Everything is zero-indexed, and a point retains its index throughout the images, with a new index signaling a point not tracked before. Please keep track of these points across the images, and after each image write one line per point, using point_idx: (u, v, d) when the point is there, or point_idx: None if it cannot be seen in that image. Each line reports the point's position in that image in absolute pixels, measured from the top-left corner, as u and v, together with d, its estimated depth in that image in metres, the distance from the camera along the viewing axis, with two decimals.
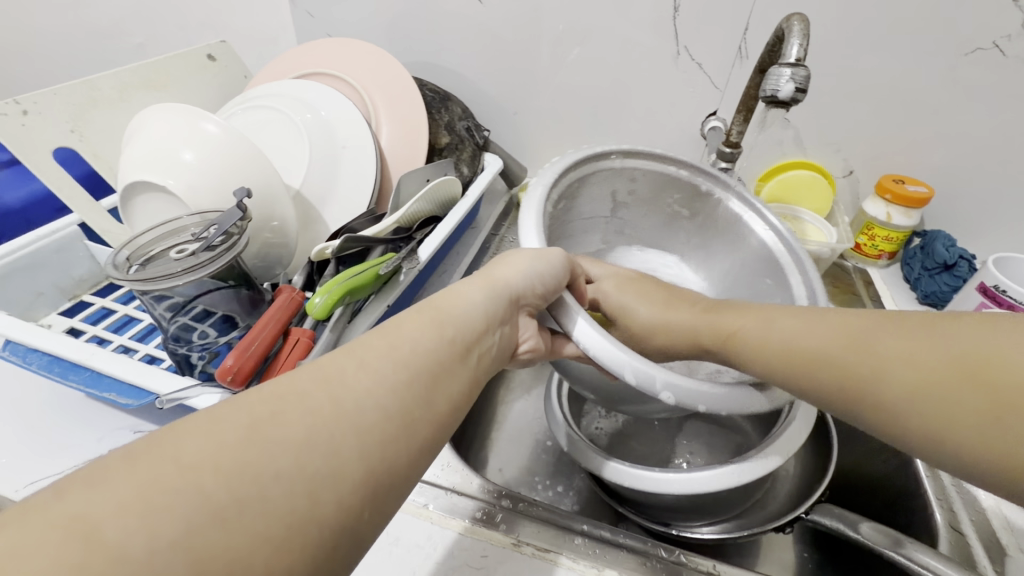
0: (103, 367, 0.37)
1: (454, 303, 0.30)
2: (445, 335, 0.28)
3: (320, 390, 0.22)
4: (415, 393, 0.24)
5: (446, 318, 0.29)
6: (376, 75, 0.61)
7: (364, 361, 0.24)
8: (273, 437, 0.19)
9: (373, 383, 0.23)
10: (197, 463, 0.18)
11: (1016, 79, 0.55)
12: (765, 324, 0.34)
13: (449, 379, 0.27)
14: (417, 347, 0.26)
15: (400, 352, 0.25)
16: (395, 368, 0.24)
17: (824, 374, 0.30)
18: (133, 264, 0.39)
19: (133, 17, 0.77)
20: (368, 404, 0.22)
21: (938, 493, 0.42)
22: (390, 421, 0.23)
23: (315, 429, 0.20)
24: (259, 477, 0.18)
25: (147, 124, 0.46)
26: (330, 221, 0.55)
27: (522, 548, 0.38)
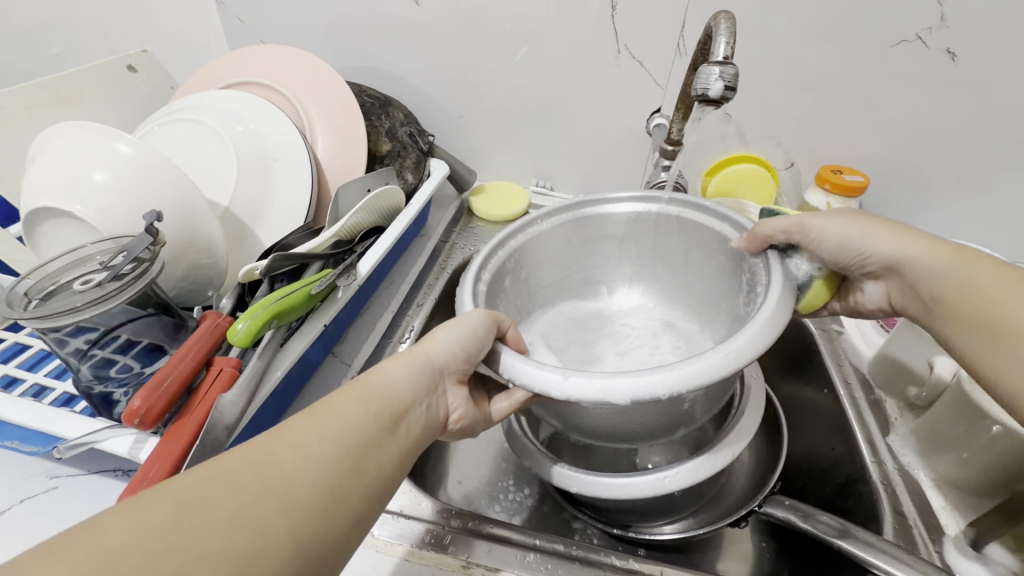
0: (4, 414, 0.35)
1: (377, 379, 0.31)
2: (370, 408, 0.29)
3: (250, 468, 0.23)
4: (345, 469, 0.25)
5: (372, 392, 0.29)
6: (309, 83, 0.58)
7: (288, 441, 0.25)
8: (202, 517, 0.20)
9: (301, 465, 0.24)
10: (130, 547, 0.19)
11: (938, 71, 0.57)
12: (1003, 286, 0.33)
13: (382, 456, 0.28)
14: (346, 424, 0.27)
15: (331, 427, 0.26)
16: (323, 444, 0.25)
17: (972, 321, 0.34)
18: (32, 299, 0.36)
19: (45, 26, 0.72)
20: (300, 481, 0.23)
21: (883, 478, 0.44)
22: (316, 503, 0.23)
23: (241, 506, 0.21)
24: (191, 554, 0.19)
25: (49, 145, 0.42)
26: (263, 237, 0.52)
27: (471, 570, 0.37)
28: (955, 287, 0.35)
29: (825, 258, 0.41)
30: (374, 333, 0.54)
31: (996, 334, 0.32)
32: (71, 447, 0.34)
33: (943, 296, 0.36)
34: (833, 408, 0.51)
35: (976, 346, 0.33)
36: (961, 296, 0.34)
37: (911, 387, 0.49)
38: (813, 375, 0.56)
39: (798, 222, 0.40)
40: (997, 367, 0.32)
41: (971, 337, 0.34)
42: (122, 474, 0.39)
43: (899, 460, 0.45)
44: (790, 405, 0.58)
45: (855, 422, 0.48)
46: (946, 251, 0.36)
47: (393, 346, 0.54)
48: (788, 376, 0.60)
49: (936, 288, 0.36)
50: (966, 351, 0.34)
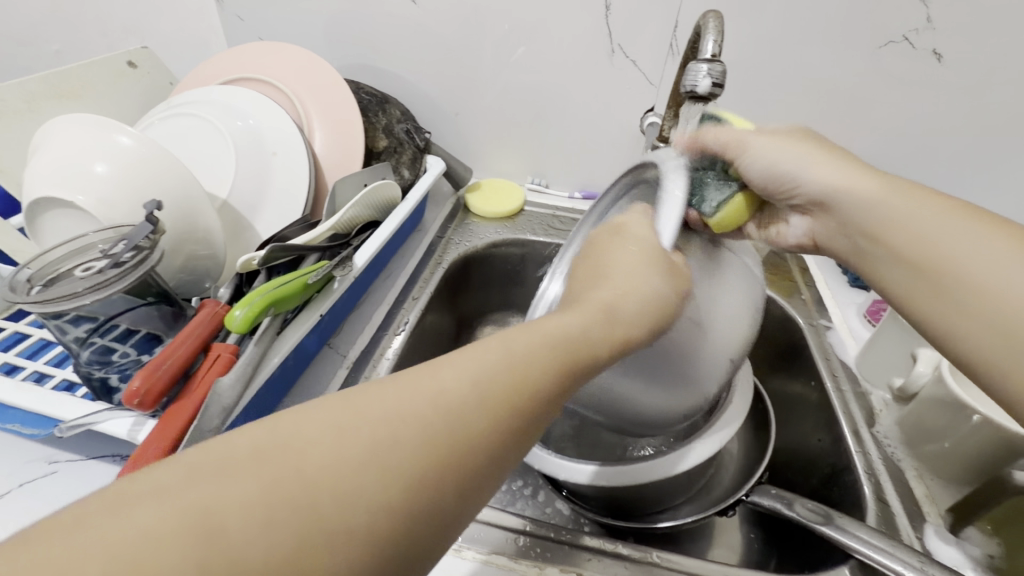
0: (5, 398, 0.37)
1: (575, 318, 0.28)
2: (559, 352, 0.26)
3: (371, 437, 0.21)
4: (469, 457, 0.22)
5: (527, 353, 0.25)
6: (308, 79, 0.59)
7: (414, 409, 0.22)
8: (369, 433, 0.21)
9: (423, 445, 0.21)
10: (303, 449, 0.20)
11: (925, 72, 0.58)
12: (940, 223, 0.33)
13: (508, 450, 0.24)
14: (480, 402, 0.23)
15: (507, 368, 0.25)
16: (448, 421, 0.22)
17: (920, 257, 0.33)
18: (36, 284, 0.37)
19: (47, 22, 0.73)
20: (419, 458, 0.21)
21: (867, 467, 0.44)
22: (434, 490, 0.21)
23: (357, 476, 0.20)
24: (348, 471, 0.20)
25: (51, 137, 0.43)
26: (261, 230, 0.53)
27: (463, 553, 0.37)
28: (902, 223, 0.34)
29: (753, 179, 0.40)
30: (370, 325, 0.55)
31: (939, 272, 0.32)
32: (69, 427, 0.35)
33: (889, 232, 0.35)
34: (821, 400, 0.52)
35: (913, 286, 0.34)
36: (913, 236, 0.34)
37: (897, 377, 0.50)
38: (802, 368, 0.57)
39: (731, 138, 0.40)
40: (937, 306, 0.32)
41: (913, 274, 0.34)
42: (119, 459, 0.40)
43: (884, 451, 0.46)
44: (779, 399, 0.59)
45: (842, 414, 0.49)
46: (873, 179, 0.36)
47: (389, 337, 0.54)
48: (777, 370, 0.61)
49: (863, 218, 0.36)
50: (905, 287, 0.34)
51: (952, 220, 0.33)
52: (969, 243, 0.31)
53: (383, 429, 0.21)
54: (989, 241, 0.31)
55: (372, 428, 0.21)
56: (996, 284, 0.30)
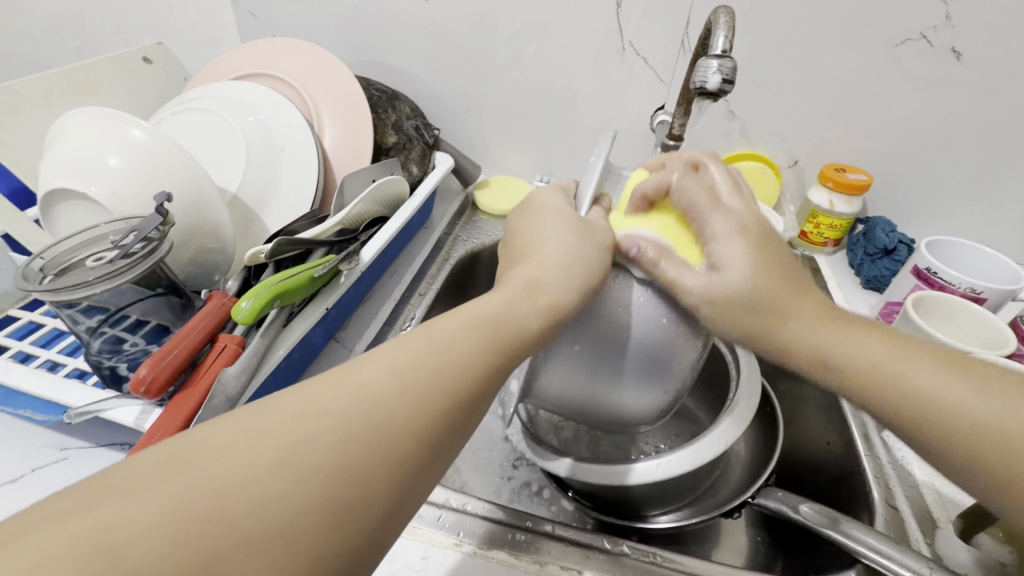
0: (17, 384, 0.37)
1: (494, 303, 0.30)
2: (478, 341, 0.28)
3: (290, 435, 0.21)
4: (395, 443, 0.23)
5: (448, 336, 0.27)
6: (318, 76, 0.60)
7: (332, 406, 0.23)
8: (283, 430, 0.21)
9: (343, 438, 0.22)
10: (220, 449, 0.20)
11: (942, 71, 0.57)
12: (909, 364, 0.31)
13: (440, 436, 0.24)
14: (401, 391, 0.24)
15: (428, 357, 0.26)
16: (369, 412, 0.23)
17: (911, 405, 0.30)
18: (48, 274, 0.38)
19: (65, 18, 0.74)
20: (337, 450, 0.22)
21: (876, 471, 0.44)
22: (359, 480, 0.22)
23: (274, 475, 0.20)
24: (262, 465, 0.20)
25: (66, 130, 0.44)
26: (270, 224, 0.53)
27: (463, 548, 0.37)
28: (876, 368, 0.31)
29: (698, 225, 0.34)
30: (377, 320, 0.55)
31: (938, 412, 0.29)
32: (78, 413, 0.35)
33: (860, 377, 0.31)
34: (830, 403, 0.52)
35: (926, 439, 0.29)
36: (890, 380, 0.31)
37: None
38: None
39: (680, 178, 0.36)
40: (952, 450, 0.28)
41: (907, 412, 0.30)
42: (128, 447, 0.41)
43: (894, 455, 0.45)
44: (789, 402, 0.58)
45: (852, 417, 0.48)
46: (800, 298, 0.33)
47: (395, 333, 0.54)
48: (787, 373, 0.60)
49: (833, 360, 0.32)
50: (909, 430, 0.30)
51: (912, 361, 0.31)
52: (939, 385, 0.30)
53: (303, 427, 0.22)
54: (961, 389, 0.29)
55: (293, 424, 0.22)
56: (982, 418, 0.28)
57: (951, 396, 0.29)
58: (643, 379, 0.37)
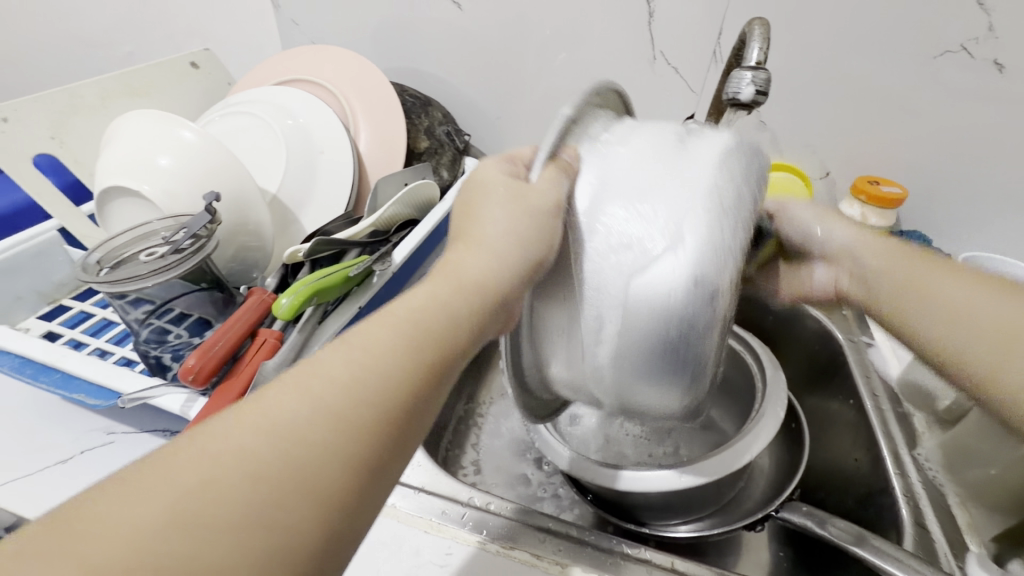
0: (74, 369, 0.40)
1: (419, 298, 0.27)
2: (407, 349, 0.24)
3: (190, 488, 0.19)
4: (313, 483, 0.20)
5: (374, 346, 0.24)
6: (355, 82, 0.62)
7: (234, 447, 0.20)
8: (177, 482, 0.19)
9: (249, 481, 0.19)
10: (96, 518, 0.18)
11: (985, 83, 0.55)
12: (953, 289, 0.34)
13: (371, 459, 0.22)
14: (314, 416, 0.21)
15: (354, 374, 0.23)
16: (284, 449, 0.20)
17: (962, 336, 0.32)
18: (104, 266, 0.40)
19: (122, 25, 0.78)
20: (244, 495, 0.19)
21: (906, 491, 0.43)
22: (274, 524, 0.19)
23: (161, 541, 0.18)
24: (150, 528, 0.18)
25: (122, 131, 0.46)
26: (306, 224, 0.55)
27: (486, 546, 0.38)
28: (922, 298, 0.34)
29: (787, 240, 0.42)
30: None
31: (972, 339, 0.31)
32: (131, 399, 0.37)
33: (905, 310, 0.35)
34: (859, 420, 0.51)
35: (956, 365, 0.32)
36: (934, 309, 0.33)
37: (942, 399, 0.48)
38: (841, 386, 0.55)
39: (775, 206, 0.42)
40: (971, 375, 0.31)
41: (936, 337, 0.33)
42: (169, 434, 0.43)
43: (925, 474, 0.44)
44: (815, 416, 0.57)
45: (881, 434, 0.47)
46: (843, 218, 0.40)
47: None
48: (813, 387, 0.59)
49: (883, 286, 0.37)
50: (938, 359, 0.33)
51: (956, 289, 0.33)
52: (979, 311, 0.32)
53: (204, 475, 0.19)
54: (977, 296, 0.32)
55: (192, 472, 0.19)
56: (1003, 341, 0.30)
57: (975, 308, 0.32)
58: (639, 374, 0.29)
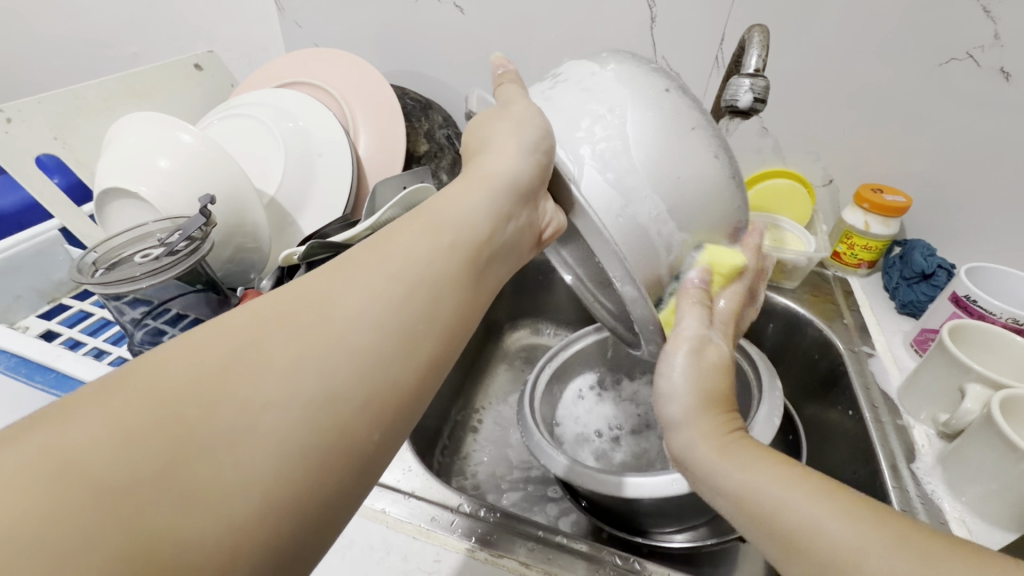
0: (68, 369, 0.40)
1: (444, 211, 0.30)
2: (441, 241, 0.28)
3: (240, 342, 0.22)
4: (380, 357, 0.24)
5: (407, 249, 0.27)
6: (355, 84, 0.62)
7: (303, 325, 0.23)
8: (258, 356, 0.22)
9: (327, 359, 0.22)
10: (184, 383, 0.20)
11: (992, 91, 0.54)
12: (843, 528, 0.25)
13: (422, 341, 0.26)
14: (369, 302, 0.25)
15: (401, 267, 0.26)
16: (350, 334, 0.23)
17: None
18: (99, 268, 0.41)
19: (128, 27, 0.79)
20: (323, 365, 0.22)
21: (903, 506, 0.42)
22: (314, 378, 0.22)
23: (254, 400, 0.21)
24: (241, 390, 0.21)
25: (123, 132, 0.47)
26: (305, 226, 0.56)
27: (474, 553, 0.38)
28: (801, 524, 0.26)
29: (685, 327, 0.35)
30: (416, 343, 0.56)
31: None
32: None
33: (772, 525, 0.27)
34: (857, 431, 0.50)
35: None
36: (814, 539, 0.25)
37: (942, 412, 0.47)
38: (839, 396, 0.55)
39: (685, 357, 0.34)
40: None
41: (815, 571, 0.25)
42: None
43: (922, 488, 0.44)
44: (814, 426, 0.57)
45: (879, 446, 0.47)
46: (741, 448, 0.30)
47: None
48: (812, 398, 0.59)
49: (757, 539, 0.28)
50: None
51: (843, 522, 0.25)
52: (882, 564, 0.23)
53: (260, 341, 0.22)
54: (870, 543, 0.24)
55: (241, 335, 0.22)
56: None
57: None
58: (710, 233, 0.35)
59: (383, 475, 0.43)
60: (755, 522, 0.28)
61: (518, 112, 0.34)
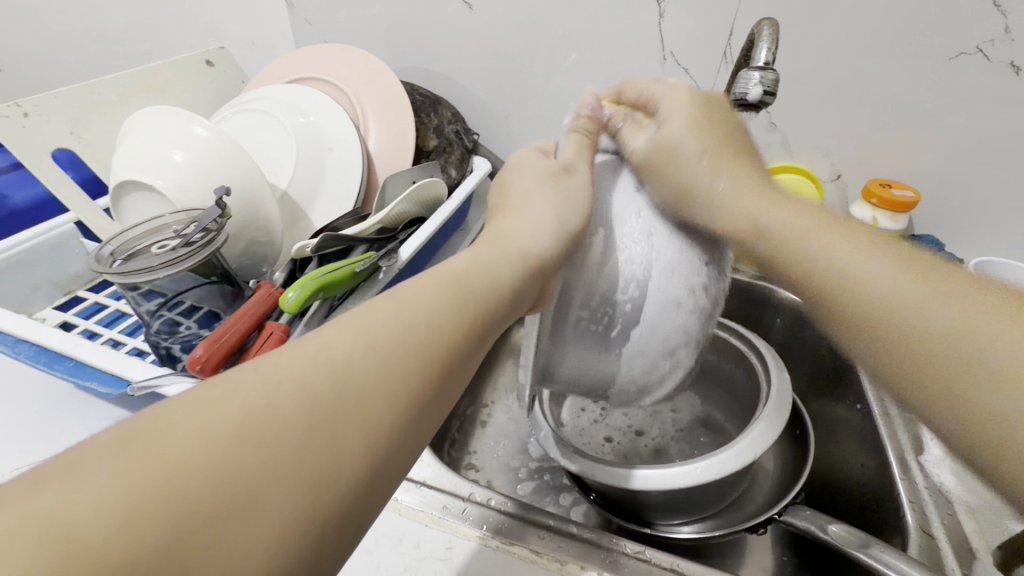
0: (86, 358, 0.41)
1: (473, 274, 0.29)
2: (463, 314, 0.27)
3: (253, 404, 0.20)
4: (390, 435, 0.22)
5: (430, 310, 0.26)
6: (365, 80, 0.62)
7: (319, 393, 0.21)
8: (270, 423, 0.20)
9: (341, 432, 0.21)
10: (191, 453, 0.18)
11: (1001, 84, 0.54)
12: (886, 268, 0.31)
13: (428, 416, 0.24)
14: (385, 371, 0.23)
15: (418, 334, 0.25)
16: (364, 407, 0.22)
17: (878, 315, 0.30)
18: (116, 258, 0.41)
19: (140, 25, 0.80)
20: (336, 440, 0.21)
21: (912, 496, 0.42)
22: (326, 453, 0.20)
23: (263, 475, 0.19)
24: (249, 465, 0.19)
25: (138, 126, 0.47)
26: (316, 220, 0.56)
27: (486, 541, 0.38)
28: (848, 279, 0.32)
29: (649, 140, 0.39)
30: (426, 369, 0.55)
31: (898, 316, 0.29)
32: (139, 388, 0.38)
33: (816, 269, 0.33)
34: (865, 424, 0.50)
35: (858, 328, 0.31)
36: (859, 281, 0.31)
37: None
38: (848, 390, 0.55)
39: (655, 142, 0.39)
40: (895, 340, 0.29)
41: (861, 312, 0.31)
42: None
43: (931, 480, 0.44)
44: (822, 420, 0.57)
45: (887, 438, 0.47)
46: (770, 196, 0.37)
47: None
48: (820, 392, 0.59)
49: (806, 286, 0.34)
50: (853, 334, 0.31)
51: (884, 264, 0.31)
52: (913, 285, 0.29)
53: (272, 406, 0.20)
54: (906, 281, 0.30)
55: (256, 395, 0.20)
56: (942, 319, 0.28)
57: (931, 311, 0.28)
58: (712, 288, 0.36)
59: None
60: (808, 287, 0.34)
61: (562, 177, 0.36)
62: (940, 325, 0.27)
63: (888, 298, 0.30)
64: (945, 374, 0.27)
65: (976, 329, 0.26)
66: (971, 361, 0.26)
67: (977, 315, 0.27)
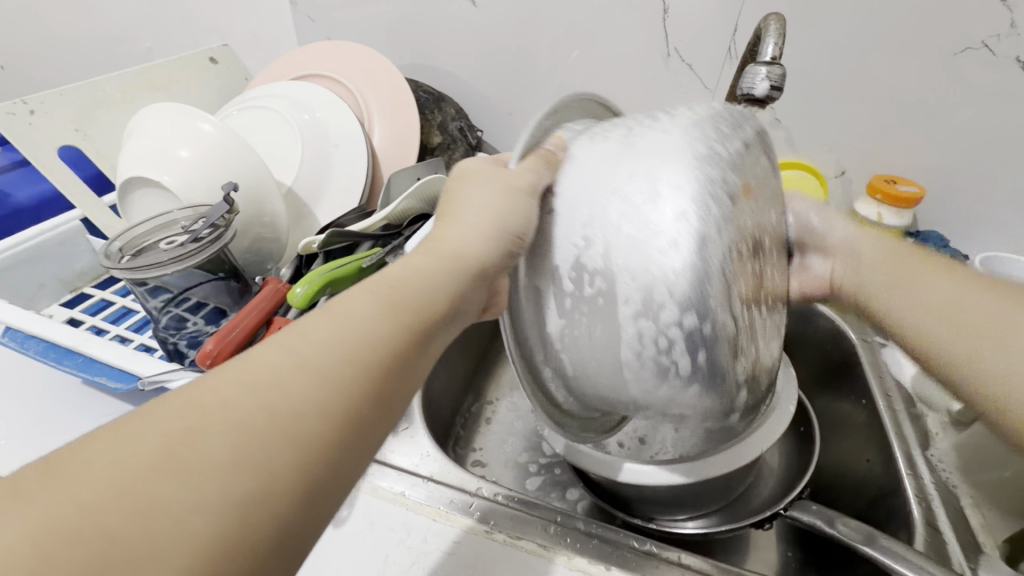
0: (96, 353, 0.41)
1: (409, 283, 0.26)
2: (400, 321, 0.24)
3: (171, 433, 0.18)
4: (326, 445, 0.20)
5: (365, 315, 0.24)
6: (369, 76, 0.62)
7: (244, 412, 0.19)
8: (190, 448, 0.18)
9: (269, 451, 0.19)
10: (103, 489, 0.17)
11: (1007, 80, 0.54)
12: (926, 275, 0.39)
13: (367, 422, 0.22)
14: (317, 382, 0.21)
15: (352, 340, 0.23)
16: (294, 422, 0.20)
17: (912, 302, 0.38)
18: (126, 255, 0.42)
19: (143, 23, 0.80)
20: (268, 459, 0.19)
21: (918, 492, 0.42)
22: (256, 474, 0.19)
23: (185, 505, 0.17)
24: (165, 496, 0.17)
25: (144, 122, 0.48)
26: (321, 217, 0.56)
27: (493, 535, 0.38)
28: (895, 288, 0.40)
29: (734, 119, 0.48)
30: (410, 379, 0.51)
31: (921, 300, 0.38)
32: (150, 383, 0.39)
33: (877, 279, 0.42)
34: (870, 419, 0.50)
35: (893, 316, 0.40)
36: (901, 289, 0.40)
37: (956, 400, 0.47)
38: (852, 386, 0.55)
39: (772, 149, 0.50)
40: (925, 328, 0.37)
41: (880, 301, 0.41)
42: None
43: (937, 476, 0.44)
44: (825, 416, 0.57)
45: (893, 434, 0.47)
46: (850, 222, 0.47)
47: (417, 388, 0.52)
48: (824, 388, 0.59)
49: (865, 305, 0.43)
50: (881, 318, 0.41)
51: (924, 273, 0.40)
52: (942, 285, 0.38)
53: (191, 430, 0.18)
54: (950, 281, 0.38)
55: (175, 421, 0.19)
56: (968, 307, 0.35)
57: (956, 292, 0.37)
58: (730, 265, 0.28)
59: (400, 460, 0.44)
60: (872, 292, 0.42)
61: (505, 174, 0.31)
62: (965, 308, 0.36)
63: (920, 293, 0.39)
64: (962, 342, 0.34)
65: (981, 304, 0.35)
66: (998, 329, 0.33)
67: (997, 299, 0.35)
